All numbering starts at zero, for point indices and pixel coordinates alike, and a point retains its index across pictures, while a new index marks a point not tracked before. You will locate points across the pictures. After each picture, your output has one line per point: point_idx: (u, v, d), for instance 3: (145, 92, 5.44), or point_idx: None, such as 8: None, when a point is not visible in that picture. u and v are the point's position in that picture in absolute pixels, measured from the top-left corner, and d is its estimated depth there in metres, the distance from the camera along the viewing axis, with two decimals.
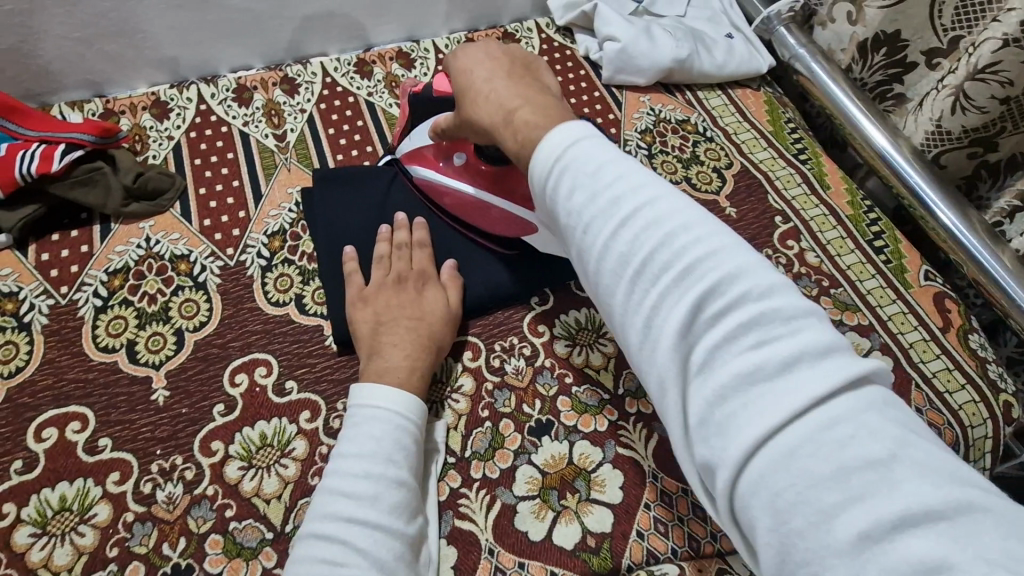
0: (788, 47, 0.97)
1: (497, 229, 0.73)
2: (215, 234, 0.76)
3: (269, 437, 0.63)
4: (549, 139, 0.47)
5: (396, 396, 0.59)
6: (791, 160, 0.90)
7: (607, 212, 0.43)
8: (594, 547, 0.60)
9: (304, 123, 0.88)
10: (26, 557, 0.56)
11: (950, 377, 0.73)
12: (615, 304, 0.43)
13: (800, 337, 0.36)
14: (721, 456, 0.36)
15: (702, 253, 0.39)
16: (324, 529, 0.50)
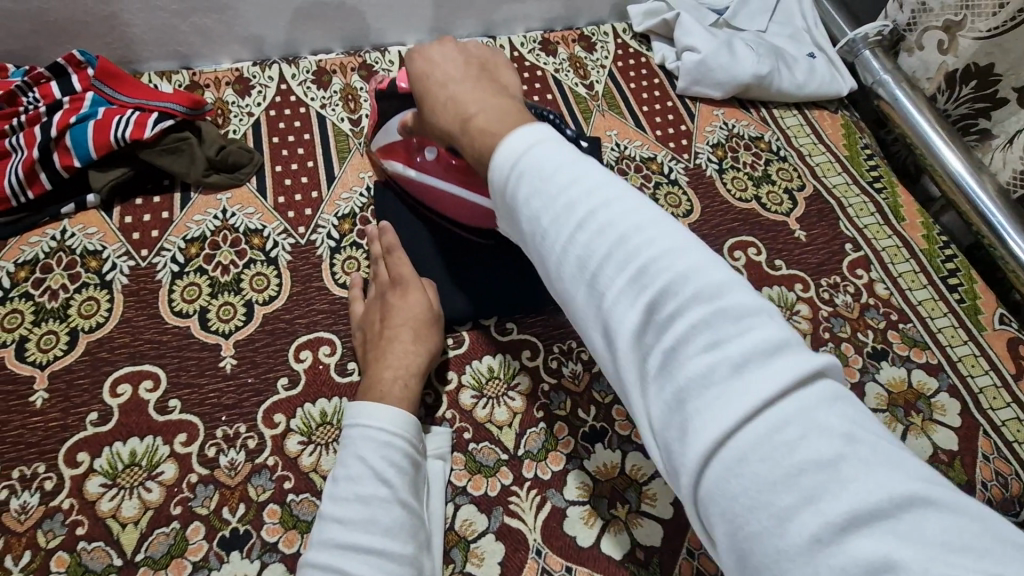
0: (871, 72, 0.94)
1: (478, 222, 0.72)
2: (289, 211, 0.78)
3: (330, 415, 0.64)
4: (507, 142, 0.43)
5: (384, 413, 0.56)
6: (865, 188, 0.88)
7: (560, 205, 0.39)
8: (643, 559, 0.59)
9: (379, 110, 0.89)
10: (95, 506, 0.58)
11: (1020, 427, 0.70)
12: (570, 301, 0.39)
13: (751, 336, 0.32)
14: (679, 460, 0.32)
15: (639, 242, 0.36)
16: (320, 559, 0.49)
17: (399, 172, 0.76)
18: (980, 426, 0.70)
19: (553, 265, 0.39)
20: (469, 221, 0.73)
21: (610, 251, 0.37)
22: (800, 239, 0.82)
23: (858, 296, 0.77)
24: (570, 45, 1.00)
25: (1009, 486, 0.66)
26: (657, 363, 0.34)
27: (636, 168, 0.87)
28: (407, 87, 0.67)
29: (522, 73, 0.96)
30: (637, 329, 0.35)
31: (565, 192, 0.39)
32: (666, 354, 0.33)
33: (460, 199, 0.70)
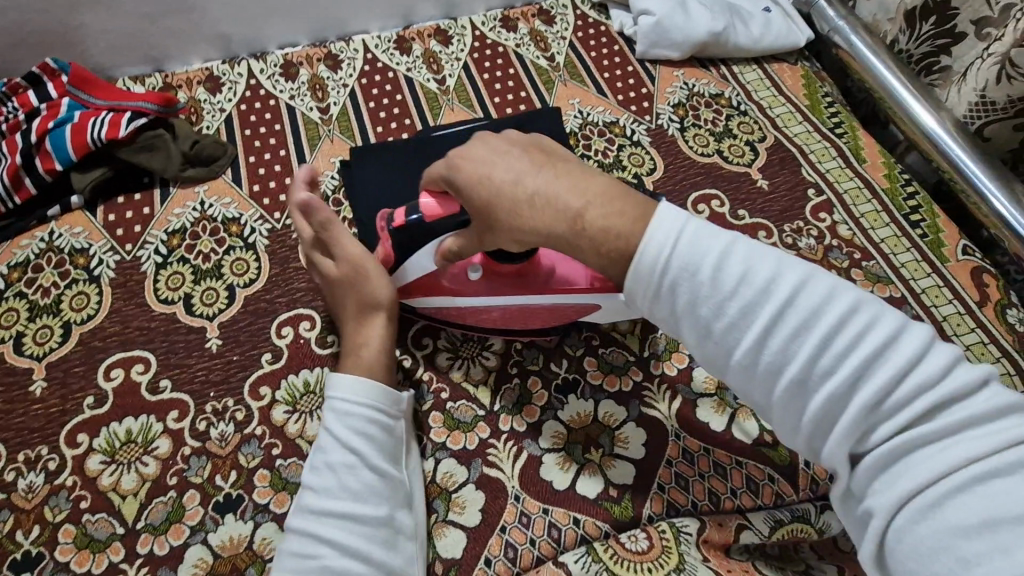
0: (827, 20, 0.96)
1: (541, 321, 0.68)
2: (264, 199, 0.81)
3: (312, 384, 0.67)
4: (650, 239, 0.46)
5: (345, 384, 0.59)
6: (826, 134, 0.89)
7: (741, 313, 0.44)
8: (616, 497, 0.62)
9: (346, 97, 0.92)
10: (97, 481, 0.61)
11: (984, 351, 0.72)
12: (751, 391, 0.45)
13: (972, 408, 0.40)
14: (878, 509, 0.40)
15: (852, 336, 0.42)
16: (298, 524, 0.54)
17: (432, 304, 0.67)
18: None
19: (736, 367, 0.45)
20: (522, 325, 0.69)
21: (803, 356, 0.42)
22: (762, 187, 0.84)
23: (822, 239, 0.79)
24: (530, 20, 1.02)
25: None
26: (872, 442, 0.41)
27: (600, 133, 0.89)
28: (437, 214, 0.57)
29: (484, 50, 0.98)
30: (851, 418, 0.41)
31: (737, 303, 0.44)
32: (884, 434, 0.41)
33: (523, 306, 0.65)
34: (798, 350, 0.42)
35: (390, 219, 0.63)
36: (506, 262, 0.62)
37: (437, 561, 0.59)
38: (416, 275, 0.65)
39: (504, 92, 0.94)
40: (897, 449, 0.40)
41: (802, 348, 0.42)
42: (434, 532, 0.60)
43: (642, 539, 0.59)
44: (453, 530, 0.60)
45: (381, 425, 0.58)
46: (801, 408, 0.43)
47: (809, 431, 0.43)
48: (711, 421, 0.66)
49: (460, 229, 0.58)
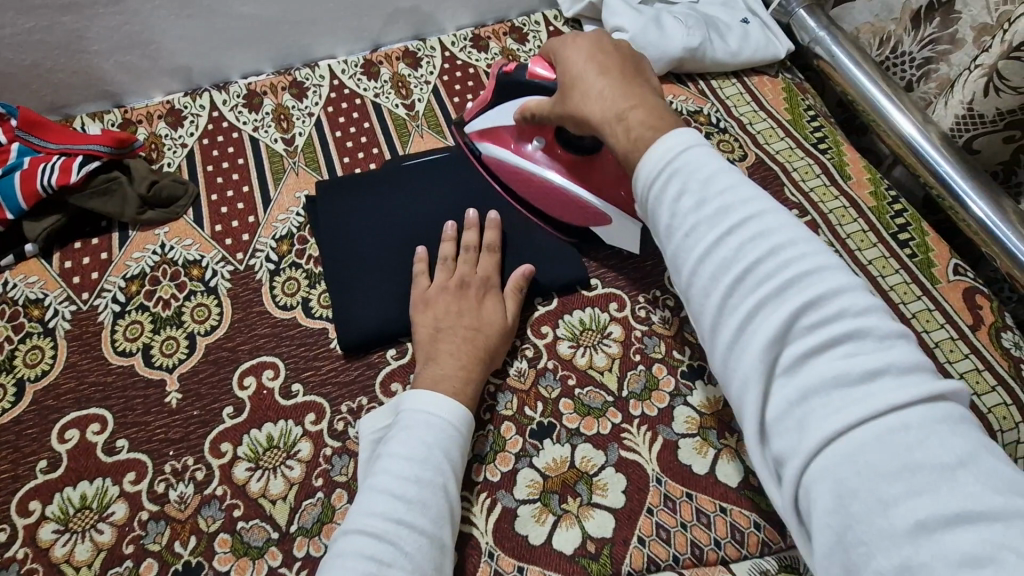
0: (807, 30, 0.92)
1: (564, 215, 0.75)
2: (226, 238, 0.78)
3: (276, 438, 0.64)
4: (660, 146, 0.50)
5: (450, 406, 0.59)
6: (810, 150, 0.86)
7: (715, 218, 0.46)
8: (594, 552, 0.59)
9: (312, 127, 0.89)
10: (50, 552, 0.59)
11: (979, 378, 0.68)
12: (701, 295, 0.47)
13: (891, 355, 0.39)
14: (793, 443, 0.40)
15: (802, 262, 0.43)
16: (371, 527, 0.50)
17: (489, 151, 0.77)
18: None
19: (692, 264, 0.47)
20: (549, 212, 0.76)
21: (751, 266, 0.44)
22: None
23: None
24: (502, 38, 0.99)
25: None
26: (787, 361, 0.41)
27: None
28: (539, 73, 0.68)
29: (455, 72, 0.95)
30: (772, 329, 0.42)
31: (746, 211, 0.46)
32: (806, 358, 0.41)
33: (553, 185, 0.73)
34: (749, 257, 0.44)
35: (503, 66, 0.74)
36: (565, 143, 0.71)
37: None
38: (491, 126, 0.76)
39: None
40: (846, 376, 0.39)
41: (750, 261, 0.44)
42: None
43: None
44: None
45: (462, 453, 0.59)
46: (741, 316, 0.44)
47: (737, 346, 0.44)
48: (693, 464, 0.64)
49: (545, 93, 0.68)
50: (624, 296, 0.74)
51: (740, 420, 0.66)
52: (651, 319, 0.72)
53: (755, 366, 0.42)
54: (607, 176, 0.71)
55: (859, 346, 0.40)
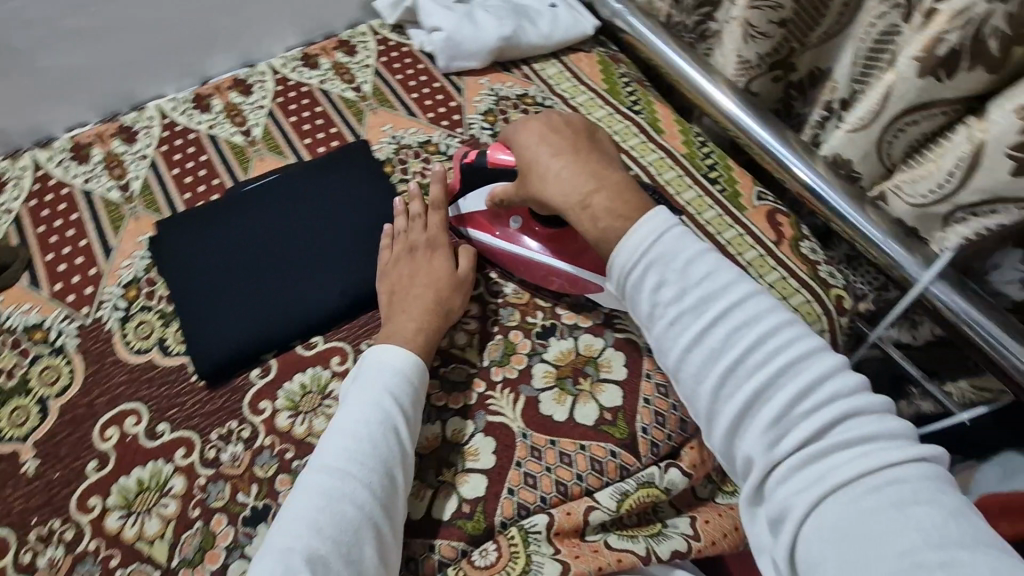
0: (607, 6, 1.00)
1: (543, 283, 0.76)
2: (67, 295, 0.76)
3: (145, 480, 0.65)
4: (639, 229, 0.57)
5: (401, 354, 0.65)
6: (625, 113, 0.94)
7: (723, 319, 0.53)
8: (469, 512, 0.64)
9: (146, 169, 0.88)
10: None
11: (786, 285, 0.78)
12: (693, 385, 0.54)
13: (872, 415, 0.49)
14: (797, 502, 0.47)
15: (789, 352, 0.51)
16: (329, 465, 0.57)
17: (477, 239, 0.77)
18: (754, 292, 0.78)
19: (677, 350, 0.54)
20: (522, 273, 0.76)
21: (759, 370, 0.51)
22: None
23: None
24: (331, 53, 1.01)
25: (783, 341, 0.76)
26: (792, 442, 0.48)
27: (415, 154, 0.90)
28: (502, 163, 0.69)
29: (288, 93, 0.96)
30: (773, 416, 0.50)
31: (756, 304, 0.53)
32: (821, 428, 0.48)
33: (535, 259, 0.73)
34: (739, 346, 0.51)
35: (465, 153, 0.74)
36: (541, 221, 0.71)
37: None
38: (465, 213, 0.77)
39: (315, 131, 0.93)
40: (847, 441, 0.47)
41: (746, 346, 0.51)
42: None
43: (492, 550, 0.61)
44: None
45: (420, 404, 0.65)
46: (737, 390, 0.51)
47: (746, 404, 0.51)
48: (553, 413, 0.69)
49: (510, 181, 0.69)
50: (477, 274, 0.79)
51: (591, 364, 0.72)
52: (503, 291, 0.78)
53: (765, 420, 0.50)
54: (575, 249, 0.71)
55: (850, 423, 0.48)
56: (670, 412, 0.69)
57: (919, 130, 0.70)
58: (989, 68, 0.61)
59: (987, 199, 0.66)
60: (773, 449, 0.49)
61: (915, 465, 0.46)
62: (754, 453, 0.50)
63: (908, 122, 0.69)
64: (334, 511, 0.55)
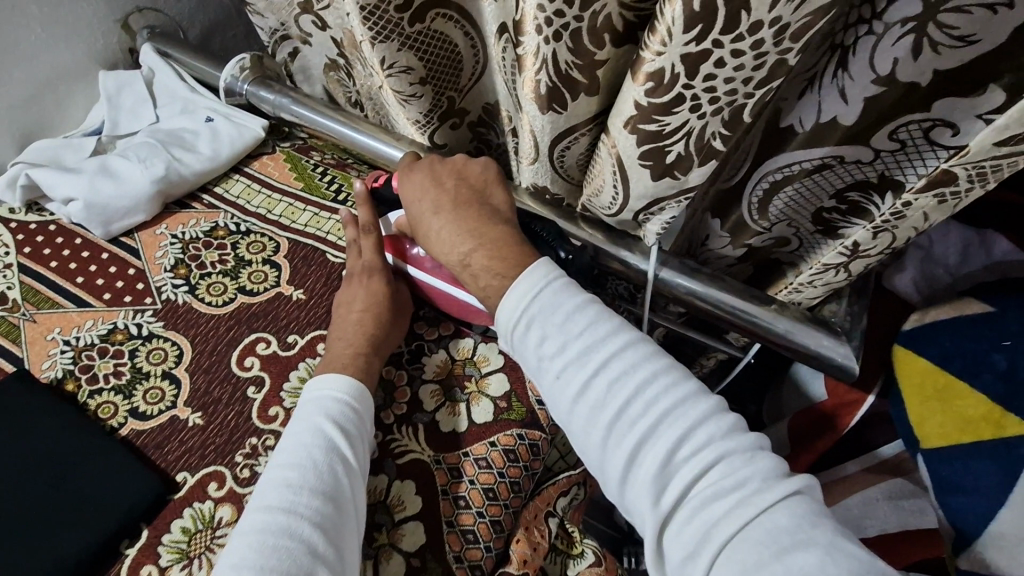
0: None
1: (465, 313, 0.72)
2: None
3: (192, 525, 0.64)
4: (516, 287, 0.54)
5: (338, 382, 0.64)
6: None
7: (599, 341, 0.52)
8: (507, 405, 0.71)
9: (19, 275, 0.80)
10: None
11: None
12: (600, 453, 0.51)
13: (752, 456, 0.48)
14: (694, 558, 0.46)
15: (649, 374, 0.50)
16: (267, 503, 0.55)
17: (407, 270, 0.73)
18: None
19: (569, 406, 0.52)
20: (446, 306, 0.73)
21: (637, 391, 0.50)
22: None
23: None
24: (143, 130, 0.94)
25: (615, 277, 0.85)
26: (678, 496, 0.48)
27: (294, 158, 0.92)
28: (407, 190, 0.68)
29: None
30: (663, 462, 0.48)
31: (608, 325, 0.52)
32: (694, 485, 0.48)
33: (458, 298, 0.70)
34: (623, 400, 0.49)
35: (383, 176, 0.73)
36: None
37: (410, 557, 0.62)
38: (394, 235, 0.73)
39: None
40: (727, 488, 0.47)
41: (620, 403, 0.50)
42: (394, 538, 0.63)
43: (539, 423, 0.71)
44: (408, 526, 0.64)
45: (368, 425, 0.64)
46: (624, 437, 0.49)
47: (643, 437, 0.49)
48: None
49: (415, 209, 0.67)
50: None
51: None
52: None
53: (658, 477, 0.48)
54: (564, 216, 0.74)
55: (739, 460, 0.48)
56: None
57: (579, 150, 0.65)
58: (589, 94, 0.55)
59: (650, 202, 0.61)
60: (666, 500, 0.48)
61: (796, 500, 0.46)
62: (647, 505, 0.49)
63: (563, 149, 0.65)
64: (275, 542, 0.52)
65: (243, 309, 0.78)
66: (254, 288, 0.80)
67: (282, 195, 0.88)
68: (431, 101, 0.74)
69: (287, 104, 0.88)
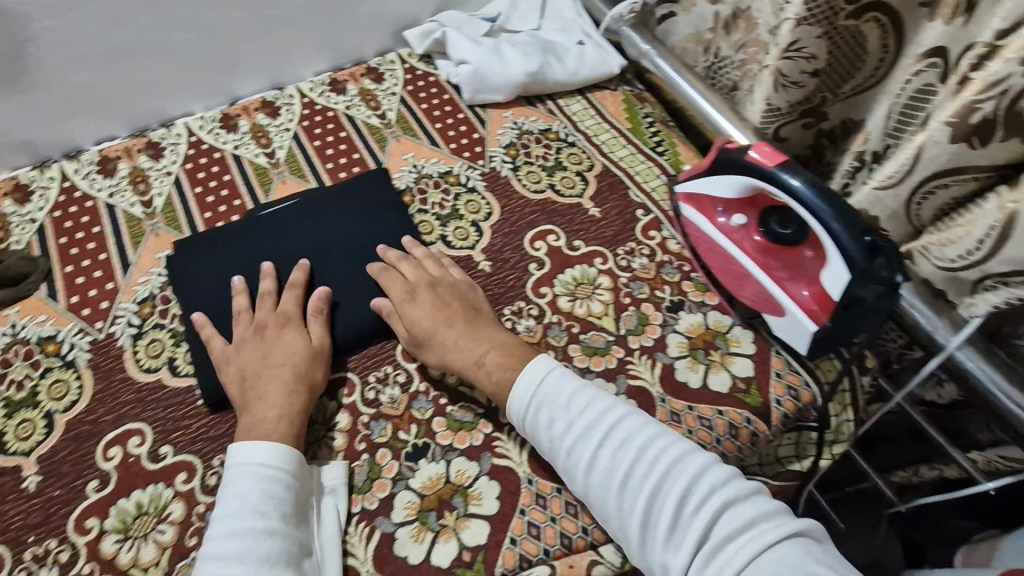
0: (636, 47, 1.00)
1: (746, 297, 0.75)
2: (216, 222, 0.85)
3: (315, 415, 0.70)
4: (527, 373, 0.64)
5: (272, 449, 0.60)
6: (650, 154, 0.94)
7: (595, 418, 0.60)
8: None
9: (290, 141, 0.94)
10: (116, 562, 0.60)
11: (829, 366, 0.75)
12: (616, 514, 0.57)
13: (736, 489, 0.55)
14: None
15: (648, 442, 0.58)
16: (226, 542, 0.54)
17: (703, 229, 0.78)
18: (773, 348, 0.75)
19: (585, 476, 0.59)
20: (724, 278, 0.77)
21: (641, 451, 0.57)
22: (595, 216, 0.87)
23: (653, 256, 0.83)
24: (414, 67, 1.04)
25: (800, 396, 0.72)
26: (691, 542, 0.53)
27: (537, 140, 0.95)
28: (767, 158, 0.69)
29: (417, 82, 1.02)
30: (674, 510, 0.54)
31: (606, 403, 0.61)
32: (699, 522, 0.53)
33: (751, 278, 0.73)
34: (626, 467, 0.57)
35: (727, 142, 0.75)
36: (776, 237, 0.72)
37: (465, 549, 0.62)
38: (708, 195, 0.77)
39: (444, 117, 0.98)
40: (732, 530, 0.52)
41: (625, 476, 0.57)
42: (458, 526, 0.63)
43: None
44: (476, 521, 0.63)
45: (310, 501, 0.62)
46: (637, 497, 0.56)
47: (653, 493, 0.55)
48: (689, 380, 0.73)
49: (762, 179, 0.69)
50: (606, 253, 0.83)
51: (721, 338, 0.76)
52: (632, 266, 0.82)
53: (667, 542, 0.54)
54: (795, 265, 0.71)
55: (738, 507, 0.54)
56: (803, 386, 0.73)
57: None
58: None
59: None
60: (682, 552, 0.53)
61: (793, 541, 0.51)
62: (665, 557, 0.54)
63: None
64: None
65: (436, 253, 0.83)
66: (454, 242, 0.84)
67: (511, 167, 0.92)
68: (804, 94, 0.84)
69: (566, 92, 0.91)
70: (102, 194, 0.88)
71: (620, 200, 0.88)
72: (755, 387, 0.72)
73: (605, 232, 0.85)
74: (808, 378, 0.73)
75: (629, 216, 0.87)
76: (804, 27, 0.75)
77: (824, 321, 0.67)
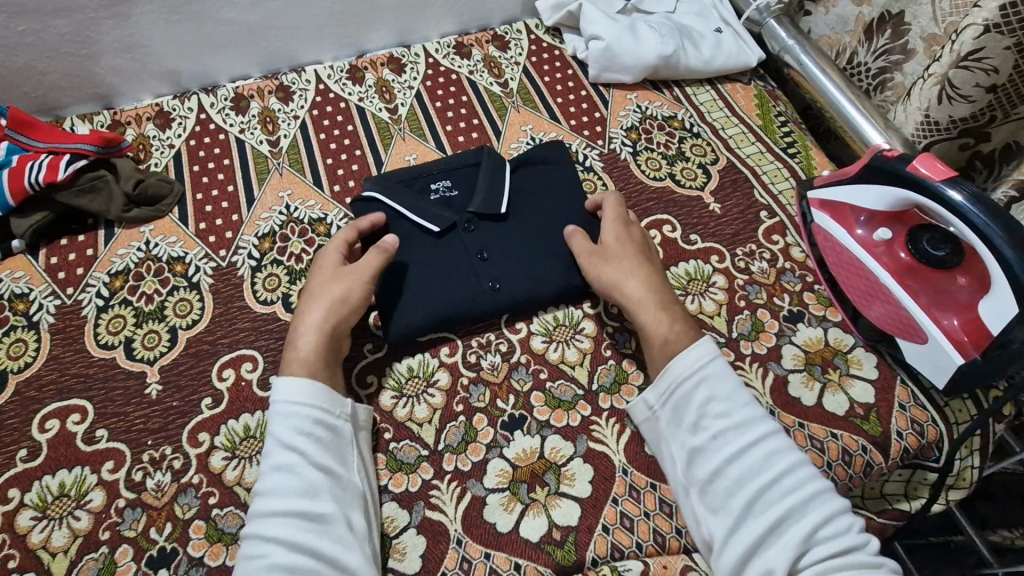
0: (778, 40, 0.95)
1: (875, 317, 0.70)
2: (337, 169, 0.87)
3: (416, 369, 0.70)
4: (688, 357, 0.62)
5: (306, 387, 0.59)
6: (779, 154, 0.89)
7: (737, 430, 0.58)
8: None
9: (413, 98, 0.95)
10: (223, 476, 0.63)
11: (961, 408, 0.69)
12: (738, 514, 0.55)
13: (859, 538, 0.54)
14: None
15: (791, 460, 0.57)
16: (280, 492, 0.55)
17: (834, 236, 0.74)
18: (897, 377, 0.70)
19: (713, 477, 0.57)
20: (851, 292, 0.72)
21: (787, 466, 0.56)
22: (715, 211, 0.83)
23: (774, 262, 0.79)
24: (540, 39, 1.02)
25: (924, 433, 0.67)
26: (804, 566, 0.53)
27: (659, 127, 0.92)
28: (943, 174, 0.62)
29: (542, 54, 1.00)
30: (803, 536, 0.53)
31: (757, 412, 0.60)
32: (825, 552, 0.52)
33: (889, 296, 0.69)
34: (769, 472, 0.56)
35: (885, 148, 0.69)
36: (927, 259, 0.67)
37: (554, 528, 0.61)
38: (849, 203, 0.72)
39: (566, 93, 0.96)
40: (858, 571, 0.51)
41: (762, 489, 0.55)
42: (548, 503, 0.62)
43: None
44: (566, 501, 0.63)
45: (349, 444, 0.60)
46: (767, 511, 0.54)
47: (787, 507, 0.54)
48: (802, 396, 0.69)
49: (931, 198, 0.63)
50: (723, 250, 0.80)
51: (841, 358, 0.71)
52: (750, 269, 0.78)
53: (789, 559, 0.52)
54: (943, 291, 0.66)
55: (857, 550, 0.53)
56: (930, 424, 0.67)
57: None
58: None
59: None
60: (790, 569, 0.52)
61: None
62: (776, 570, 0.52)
63: None
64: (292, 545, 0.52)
65: None
66: None
67: (630, 151, 0.89)
68: (972, 111, 0.75)
69: (744, 118, 0.93)
70: (233, 130, 0.91)
71: (743, 199, 0.84)
72: (875, 414, 0.68)
73: (726, 230, 0.81)
74: (936, 417, 0.68)
75: (751, 217, 0.83)
76: (993, 33, 0.67)
77: (973, 356, 0.62)
